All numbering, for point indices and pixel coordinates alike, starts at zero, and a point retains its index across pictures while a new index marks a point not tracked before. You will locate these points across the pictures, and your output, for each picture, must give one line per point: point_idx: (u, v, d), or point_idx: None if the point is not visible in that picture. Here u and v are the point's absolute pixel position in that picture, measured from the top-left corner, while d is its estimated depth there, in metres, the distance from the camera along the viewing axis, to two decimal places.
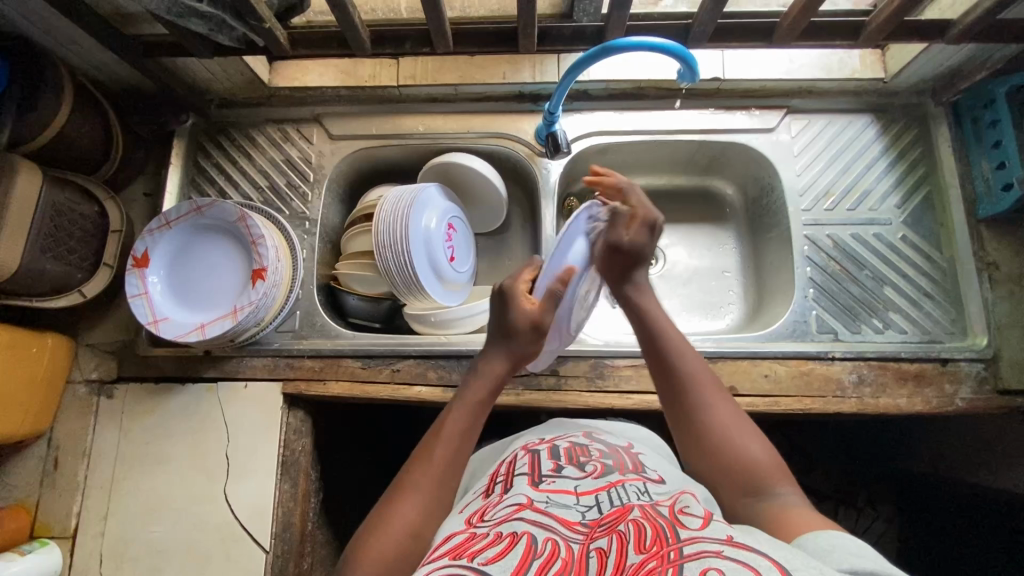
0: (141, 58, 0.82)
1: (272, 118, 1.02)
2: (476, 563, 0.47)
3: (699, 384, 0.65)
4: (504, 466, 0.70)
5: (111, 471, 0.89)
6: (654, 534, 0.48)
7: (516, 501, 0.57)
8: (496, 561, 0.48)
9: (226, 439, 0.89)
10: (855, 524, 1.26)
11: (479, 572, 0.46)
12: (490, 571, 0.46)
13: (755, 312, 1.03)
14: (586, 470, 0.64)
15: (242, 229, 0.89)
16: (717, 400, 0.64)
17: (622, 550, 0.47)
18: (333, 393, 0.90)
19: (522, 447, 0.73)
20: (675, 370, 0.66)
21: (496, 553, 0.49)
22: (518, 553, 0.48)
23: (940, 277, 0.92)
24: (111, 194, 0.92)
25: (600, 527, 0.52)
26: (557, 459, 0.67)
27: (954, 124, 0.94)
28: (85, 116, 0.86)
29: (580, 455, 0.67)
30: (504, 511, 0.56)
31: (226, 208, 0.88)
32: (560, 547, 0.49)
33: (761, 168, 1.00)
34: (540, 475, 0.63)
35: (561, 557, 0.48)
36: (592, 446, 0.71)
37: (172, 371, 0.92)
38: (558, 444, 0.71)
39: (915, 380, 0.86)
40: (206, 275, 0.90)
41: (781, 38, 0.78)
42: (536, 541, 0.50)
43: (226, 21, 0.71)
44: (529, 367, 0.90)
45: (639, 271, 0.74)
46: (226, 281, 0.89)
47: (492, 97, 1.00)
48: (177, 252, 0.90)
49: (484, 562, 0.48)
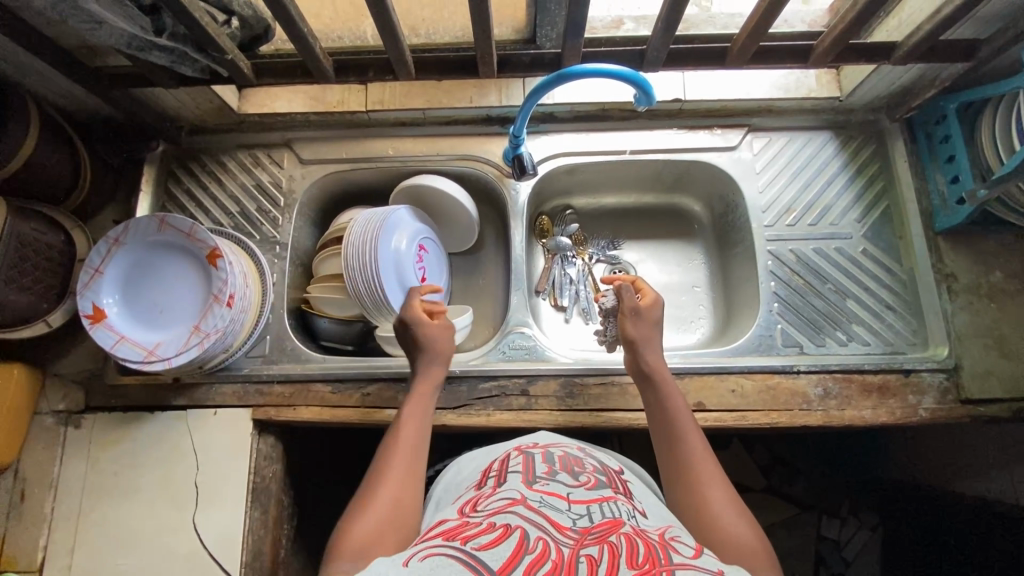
0: (107, 88, 0.83)
1: (242, 144, 1.03)
2: (469, 547, 0.48)
3: (694, 456, 0.66)
4: (496, 461, 0.72)
5: (79, 503, 0.88)
6: (645, 553, 0.49)
7: (510, 496, 0.59)
8: (489, 548, 0.48)
9: (196, 467, 0.88)
10: (838, 534, 1.26)
11: (473, 556, 0.47)
12: (483, 557, 0.47)
13: (725, 325, 1.04)
14: (579, 480, 0.65)
15: (195, 244, 0.88)
16: (711, 475, 0.65)
17: (615, 562, 0.47)
18: (303, 418, 0.90)
19: (515, 447, 0.75)
20: (677, 443, 0.68)
21: (490, 541, 0.49)
22: (511, 545, 0.49)
23: (900, 289, 0.93)
24: (77, 223, 0.92)
25: (590, 535, 0.52)
26: (551, 464, 0.68)
27: (909, 139, 0.96)
28: (53, 146, 0.86)
29: (575, 465, 0.69)
30: (497, 503, 0.57)
31: (181, 224, 0.87)
32: (550, 547, 0.49)
33: (725, 185, 1.02)
34: (535, 475, 0.65)
35: (551, 558, 0.47)
36: (586, 459, 0.72)
37: (141, 399, 0.91)
38: (553, 451, 0.72)
39: (879, 392, 0.87)
40: (163, 292, 0.88)
41: (733, 61, 0.81)
42: (528, 537, 0.50)
43: (188, 53, 0.72)
44: (499, 388, 0.90)
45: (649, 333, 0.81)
46: (182, 297, 0.88)
47: (459, 120, 1.01)
48: (133, 270, 0.88)
49: (477, 547, 0.48)
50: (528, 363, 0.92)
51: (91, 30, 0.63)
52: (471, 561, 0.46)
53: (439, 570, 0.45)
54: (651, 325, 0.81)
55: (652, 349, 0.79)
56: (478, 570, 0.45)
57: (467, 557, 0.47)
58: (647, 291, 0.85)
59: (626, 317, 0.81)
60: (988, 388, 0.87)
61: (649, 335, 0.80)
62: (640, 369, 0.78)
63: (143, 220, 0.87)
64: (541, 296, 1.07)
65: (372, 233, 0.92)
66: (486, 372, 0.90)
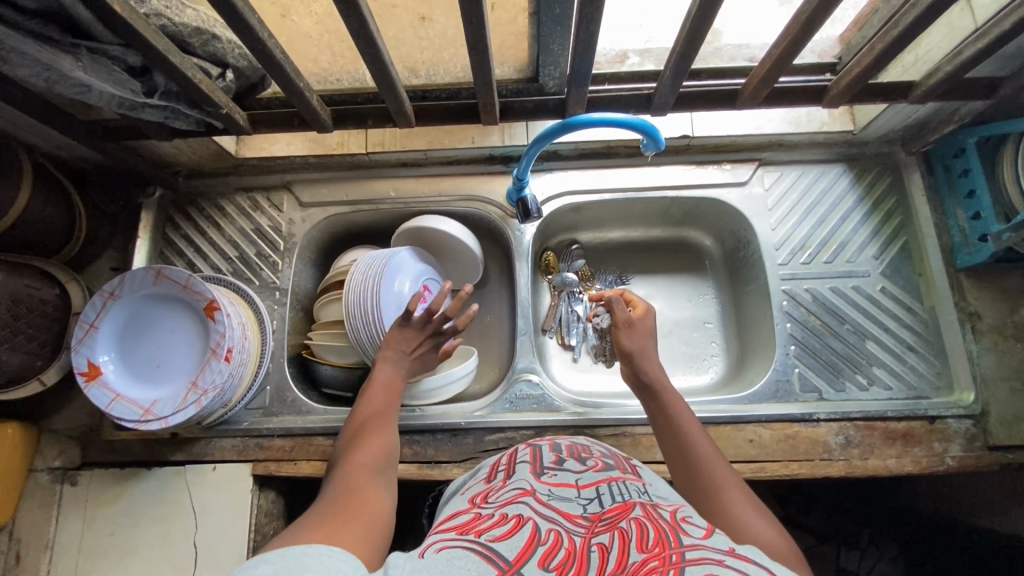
0: (101, 141, 0.82)
1: (240, 187, 1.01)
2: (483, 539, 0.46)
3: (707, 459, 0.63)
4: (504, 457, 0.69)
5: (73, 566, 0.85)
6: (655, 535, 0.45)
7: (520, 487, 0.56)
8: (503, 539, 0.46)
9: (195, 528, 0.86)
10: (858, 567, 1.13)
11: (488, 547, 0.44)
12: (498, 548, 0.44)
13: (739, 365, 1.01)
14: (586, 465, 0.63)
15: (189, 294, 0.85)
16: (726, 480, 0.61)
17: (625, 548, 0.44)
18: (304, 474, 0.88)
19: (525, 442, 0.73)
20: (687, 449, 0.65)
21: (504, 532, 0.47)
22: (523, 536, 0.46)
23: (922, 329, 0.90)
24: (72, 275, 0.90)
25: (601, 522, 0.50)
26: (559, 453, 0.66)
27: (925, 172, 0.94)
28: (47, 198, 0.85)
29: (582, 452, 0.67)
30: (508, 495, 0.55)
31: (176, 274, 0.85)
32: (563, 537, 0.47)
33: (736, 222, 0.99)
34: (542, 466, 0.62)
35: (563, 547, 0.45)
36: (592, 447, 0.70)
37: (139, 454, 0.89)
38: (559, 442, 0.71)
39: (903, 440, 0.84)
40: (159, 343, 0.86)
41: (745, 103, 0.80)
42: (539, 529, 0.48)
43: (181, 109, 0.70)
44: (506, 440, 0.87)
45: (643, 343, 0.78)
46: (179, 343, 0.86)
47: (460, 160, 0.99)
48: (127, 320, 0.86)
49: (492, 539, 0.46)
50: (536, 414, 0.89)
51: (82, 93, 0.63)
52: (486, 551, 0.44)
53: (455, 562, 0.42)
54: (645, 336, 0.79)
55: (650, 360, 0.76)
56: (492, 561, 0.42)
57: (482, 548, 0.44)
58: (638, 302, 0.83)
59: (620, 330, 0.79)
60: (1018, 435, 0.83)
61: (643, 344, 0.77)
62: (640, 380, 0.74)
63: (138, 273, 0.85)
64: (547, 335, 1.04)
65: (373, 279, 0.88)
66: (493, 423, 0.88)
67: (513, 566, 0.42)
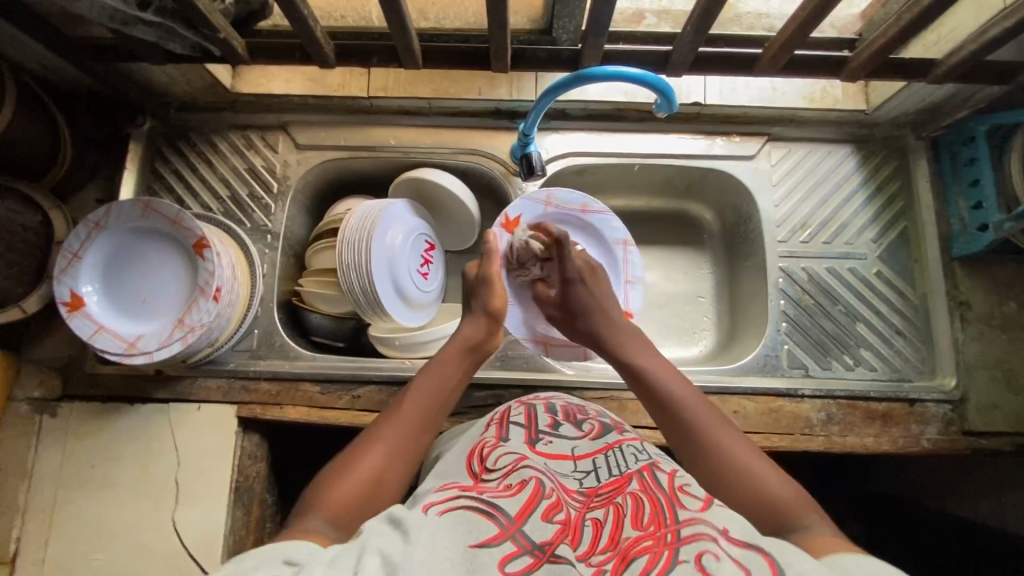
0: (88, 59, 0.77)
1: (234, 124, 0.97)
2: (486, 497, 0.49)
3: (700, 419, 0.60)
4: (498, 413, 0.67)
5: (53, 496, 0.85)
6: (652, 511, 0.46)
7: (517, 452, 0.56)
8: (507, 497, 0.49)
9: (177, 465, 0.85)
10: None
11: (491, 505, 0.48)
12: (501, 505, 0.48)
13: (728, 341, 1.01)
14: (583, 431, 0.62)
15: (183, 238, 0.83)
16: (726, 434, 0.58)
17: (620, 523, 0.45)
18: (290, 419, 0.88)
19: (519, 400, 0.71)
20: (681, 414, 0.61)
21: (507, 492, 0.50)
22: (527, 493, 0.49)
23: (912, 314, 0.91)
24: (57, 203, 0.86)
25: (597, 498, 0.50)
26: (553, 416, 0.65)
27: (933, 158, 0.93)
28: (29, 118, 0.81)
29: (577, 414, 0.67)
30: (507, 458, 0.56)
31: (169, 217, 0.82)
32: (564, 497, 0.49)
33: (739, 196, 0.98)
34: (537, 432, 0.61)
35: (565, 508, 0.48)
36: (587, 408, 0.70)
37: (121, 390, 0.88)
38: (555, 402, 0.69)
39: (883, 420, 0.86)
40: (145, 285, 0.84)
41: (762, 70, 0.78)
42: (544, 485, 0.50)
43: (175, 30, 0.67)
44: (495, 397, 0.88)
45: (596, 292, 0.78)
46: (162, 296, 0.83)
47: (465, 113, 0.96)
48: (124, 259, 0.84)
49: (495, 498, 0.49)
50: (526, 373, 0.89)
51: (70, 2, 0.59)
52: (488, 508, 0.47)
53: (458, 526, 0.45)
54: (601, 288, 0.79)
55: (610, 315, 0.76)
56: (495, 519, 0.46)
57: (485, 506, 0.48)
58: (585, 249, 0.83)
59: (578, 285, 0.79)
60: (992, 421, 0.85)
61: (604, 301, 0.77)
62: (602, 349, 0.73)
63: (126, 205, 0.82)
64: None
65: (593, 206, 0.92)
66: (483, 379, 0.88)
67: (515, 524, 0.45)
